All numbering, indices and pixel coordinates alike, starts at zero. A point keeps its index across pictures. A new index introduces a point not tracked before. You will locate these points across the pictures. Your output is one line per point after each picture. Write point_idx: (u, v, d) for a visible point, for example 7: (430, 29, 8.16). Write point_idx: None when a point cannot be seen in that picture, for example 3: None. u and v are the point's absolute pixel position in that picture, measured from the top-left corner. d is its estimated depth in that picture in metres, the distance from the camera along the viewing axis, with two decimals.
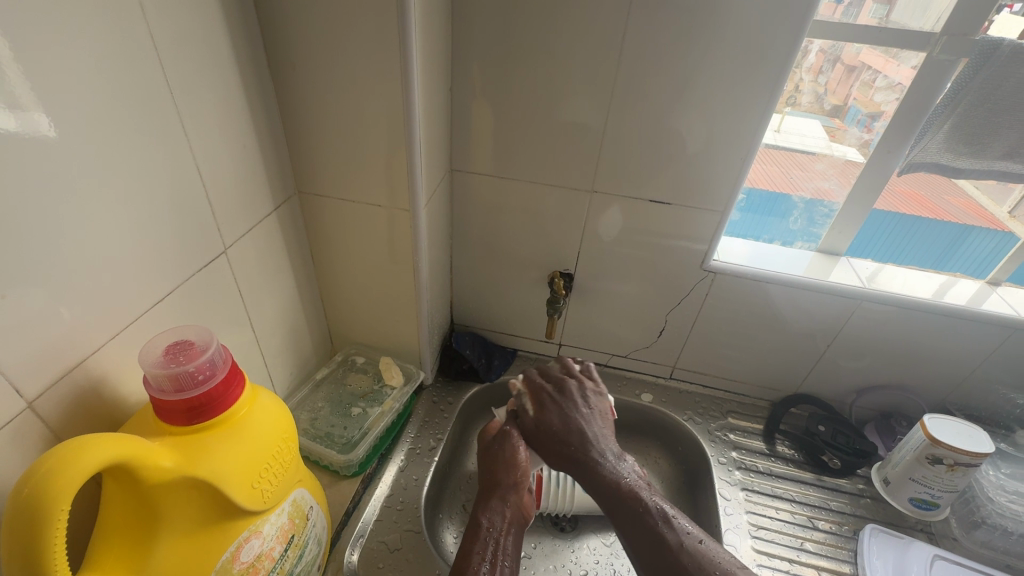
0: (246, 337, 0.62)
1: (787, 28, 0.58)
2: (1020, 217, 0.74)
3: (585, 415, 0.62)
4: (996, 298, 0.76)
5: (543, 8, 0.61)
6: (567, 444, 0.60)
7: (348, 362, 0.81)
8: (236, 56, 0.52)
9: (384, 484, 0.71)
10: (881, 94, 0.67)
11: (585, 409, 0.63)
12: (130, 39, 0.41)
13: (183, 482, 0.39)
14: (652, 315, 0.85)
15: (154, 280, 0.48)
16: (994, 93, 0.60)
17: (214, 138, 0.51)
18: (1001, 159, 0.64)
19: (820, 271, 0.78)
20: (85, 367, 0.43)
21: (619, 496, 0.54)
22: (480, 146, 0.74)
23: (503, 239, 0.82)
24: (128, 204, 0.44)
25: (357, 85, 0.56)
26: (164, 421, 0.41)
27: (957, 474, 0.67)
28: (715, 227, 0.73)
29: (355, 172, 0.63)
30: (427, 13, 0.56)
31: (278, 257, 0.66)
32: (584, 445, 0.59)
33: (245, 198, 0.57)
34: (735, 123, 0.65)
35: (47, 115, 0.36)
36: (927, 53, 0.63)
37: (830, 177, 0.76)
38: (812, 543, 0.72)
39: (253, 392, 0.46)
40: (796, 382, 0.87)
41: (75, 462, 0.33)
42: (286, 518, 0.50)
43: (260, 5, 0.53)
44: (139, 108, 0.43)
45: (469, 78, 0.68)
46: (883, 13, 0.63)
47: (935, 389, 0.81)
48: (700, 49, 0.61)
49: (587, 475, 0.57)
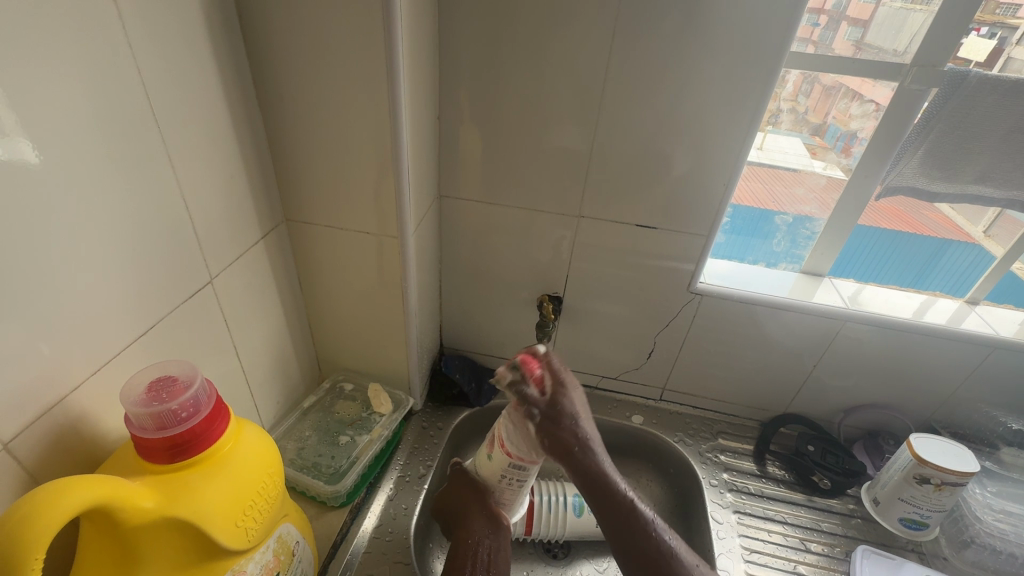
0: (232, 366, 0.61)
1: (765, 58, 0.60)
2: (995, 237, 0.76)
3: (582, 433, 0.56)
4: (975, 316, 0.78)
5: (528, 38, 0.63)
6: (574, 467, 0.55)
7: (336, 389, 0.81)
8: (224, 89, 0.53)
9: (373, 514, 0.70)
10: (857, 120, 0.69)
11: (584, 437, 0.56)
12: (118, 71, 0.41)
13: (162, 523, 0.38)
14: (641, 337, 0.85)
15: (139, 313, 0.47)
16: (963, 120, 0.62)
17: (199, 169, 0.51)
18: (974, 183, 0.66)
19: (804, 292, 0.79)
20: (65, 406, 0.42)
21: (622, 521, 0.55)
22: (469, 172, 0.74)
23: (492, 263, 0.82)
24: (109, 237, 0.43)
25: (346, 116, 0.57)
26: (145, 460, 0.40)
27: (944, 493, 0.68)
28: (701, 250, 0.74)
29: (343, 200, 0.63)
30: (414, 44, 0.57)
31: (266, 285, 0.65)
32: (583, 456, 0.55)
33: (231, 228, 0.57)
34: (717, 149, 0.67)
35: (30, 141, 0.36)
36: (899, 83, 0.65)
37: (810, 203, 0.77)
38: (805, 566, 0.72)
39: (238, 426, 0.45)
40: (785, 402, 0.87)
41: (50, 509, 0.32)
42: (270, 555, 0.49)
43: (249, 40, 0.54)
44: (127, 138, 0.43)
45: (456, 107, 0.70)
46: (857, 36, 0.65)
47: (920, 408, 0.82)
48: (681, 81, 0.63)
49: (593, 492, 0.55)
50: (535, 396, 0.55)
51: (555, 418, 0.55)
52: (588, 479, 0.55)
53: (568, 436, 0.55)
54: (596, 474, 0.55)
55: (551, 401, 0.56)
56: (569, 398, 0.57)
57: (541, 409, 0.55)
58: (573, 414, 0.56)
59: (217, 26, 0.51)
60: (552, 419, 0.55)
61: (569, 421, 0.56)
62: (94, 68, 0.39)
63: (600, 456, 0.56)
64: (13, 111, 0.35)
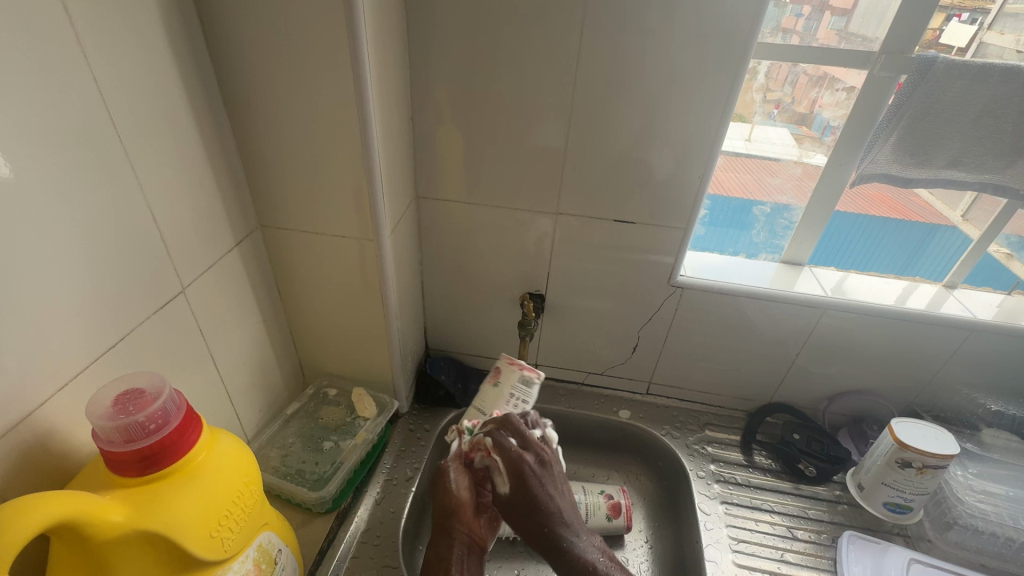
0: (210, 376, 0.61)
1: (734, 51, 0.60)
2: (973, 220, 0.76)
3: (551, 492, 0.57)
4: (953, 300, 0.78)
5: (499, 37, 0.63)
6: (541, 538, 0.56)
7: (320, 395, 0.80)
8: (189, 96, 0.52)
9: (360, 519, 0.70)
10: (830, 110, 0.70)
11: (552, 491, 0.58)
12: (74, 80, 0.41)
13: (133, 536, 0.38)
14: (625, 332, 0.85)
15: (107, 326, 0.47)
16: (933, 106, 0.62)
17: (167, 177, 0.51)
18: (946, 168, 0.67)
19: (785, 281, 0.80)
20: (32, 422, 0.41)
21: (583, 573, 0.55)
22: (446, 172, 0.74)
23: (474, 263, 0.82)
24: (73, 249, 0.43)
25: (315, 121, 0.57)
26: (115, 474, 0.40)
27: (926, 476, 0.69)
28: (680, 243, 0.74)
29: (318, 205, 0.63)
30: (381, 47, 0.57)
31: (242, 292, 0.65)
32: (554, 529, 0.56)
33: (202, 235, 0.57)
34: (690, 143, 0.67)
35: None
36: (869, 71, 0.65)
37: (787, 192, 0.78)
38: (793, 554, 0.72)
39: (212, 435, 0.45)
40: (770, 392, 0.88)
41: (13, 525, 0.32)
42: (251, 565, 0.48)
43: (213, 47, 0.54)
44: (88, 149, 0.43)
45: (430, 108, 0.69)
46: (841, 25, 0.65)
47: (902, 392, 0.83)
48: (652, 76, 0.63)
49: (559, 556, 0.56)
50: (499, 482, 0.57)
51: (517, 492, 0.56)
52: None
53: (541, 526, 0.56)
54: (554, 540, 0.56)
55: (519, 487, 0.56)
56: (544, 478, 0.58)
57: (506, 495, 0.57)
58: (543, 497, 0.56)
59: (179, 33, 0.50)
60: (520, 508, 0.56)
61: (542, 494, 0.57)
62: (51, 81, 0.39)
63: (557, 503, 0.57)
64: None
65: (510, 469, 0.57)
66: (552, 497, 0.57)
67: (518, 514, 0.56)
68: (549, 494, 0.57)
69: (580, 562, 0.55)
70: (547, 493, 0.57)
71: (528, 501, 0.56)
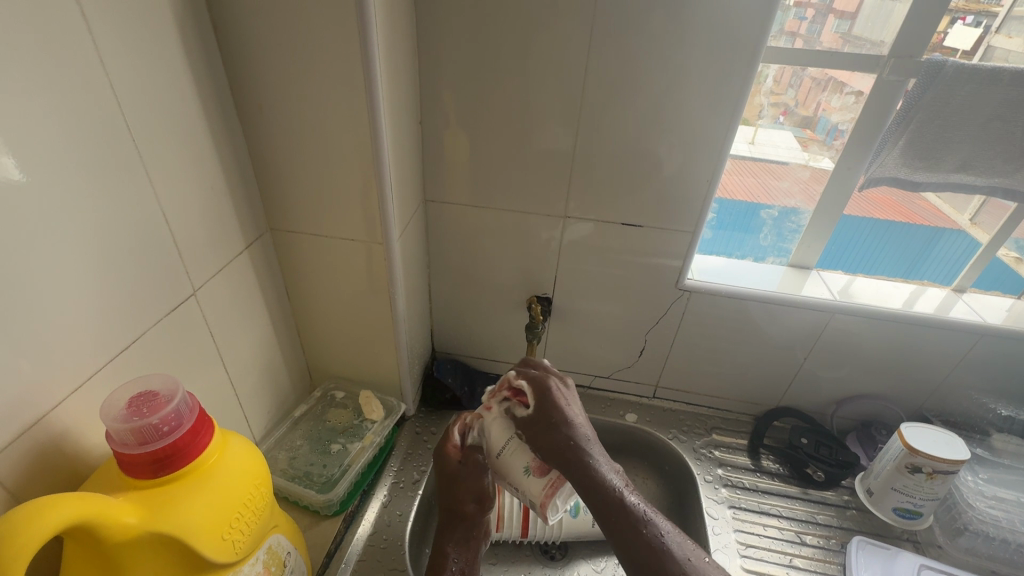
0: (219, 378, 0.61)
1: (742, 55, 0.60)
2: (981, 224, 0.76)
3: (573, 416, 0.58)
4: (962, 304, 0.78)
5: (507, 42, 0.63)
6: (562, 454, 0.55)
7: (327, 398, 0.80)
8: (201, 101, 0.53)
9: (367, 522, 0.70)
10: (837, 113, 0.70)
11: (573, 414, 0.59)
12: (90, 85, 0.41)
13: (147, 538, 0.38)
14: (632, 335, 0.85)
15: (120, 328, 0.47)
16: (942, 110, 0.62)
17: (179, 180, 0.51)
18: (955, 172, 0.66)
19: (792, 285, 0.79)
20: (46, 424, 0.42)
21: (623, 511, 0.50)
22: (454, 176, 0.74)
23: (481, 266, 0.82)
24: (88, 253, 0.43)
25: (326, 126, 0.57)
26: (129, 475, 0.40)
27: (936, 481, 0.68)
28: (688, 246, 0.74)
29: (328, 209, 0.63)
30: (391, 51, 0.57)
31: (251, 295, 0.65)
32: (575, 445, 0.55)
33: (213, 239, 0.57)
34: (699, 146, 0.67)
35: (14, 159, 0.36)
36: (878, 75, 0.65)
37: (796, 196, 0.78)
38: (802, 559, 0.72)
39: (223, 438, 0.46)
40: (777, 396, 0.88)
41: (29, 527, 0.32)
42: (260, 567, 0.49)
43: (226, 52, 0.54)
44: (102, 153, 0.43)
45: (438, 112, 0.70)
46: (845, 28, 0.65)
47: (911, 397, 0.82)
48: (660, 80, 0.63)
49: (577, 474, 0.54)
50: (518, 410, 0.60)
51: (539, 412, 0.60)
52: (581, 476, 0.53)
53: (561, 438, 0.56)
54: (575, 454, 0.55)
55: (537, 409, 0.59)
56: (563, 399, 0.60)
57: (523, 420, 0.60)
58: (560, 410, 0.59)
59: (192, 38, 0.51)
60: (541, 423, 0.58)
61: (560, 410, 0.58)
62: (67, 85, 0.39)
63: (575, 426, 0.57)
64: None
65: (529, 395, 0.61)
66: (569, 413, 0.58)
67: (539, 431, 0.58)
68: (569, 411, 0.59)
69: (599, 481, 0.52)
70: (564, 413, 0.58)
71: (545, 417, 0.58)
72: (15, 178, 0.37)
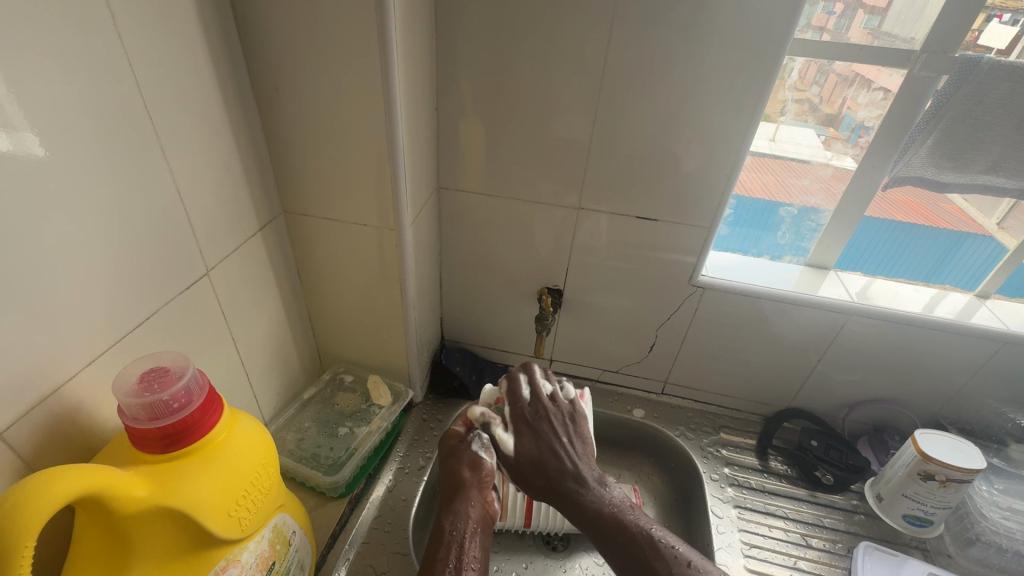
0: (230, 357, 0.61)
1: (769, 47, 0.59)
2: (1009, 229, 0.73)
3: (562, 443, 0.62)
4: (986, 311, 0.76)
5: (527, 28, 0.62)
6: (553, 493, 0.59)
7: (336, 381, 0.81)
8: (218, 80, 0.53)
9: (372, 505, 0.70)
10: (864, 111, 0.68)
11: (563, 438, 0.62)
12: (109, 62, 0.41)
13: (155, 512, 0.39)
14: (643, 331, 0.85)
15: (134, 305, 0.47)
16: (974, 109, 0.60)
17: (194, 160, 0.51)
18: (984, 173, 0.64)
19: (809, 284, 0.78)
20: (60, 396, 0.42)
21: (603, 528, 0.55)
22: (468, 165, 0.74)
23: (493, 256, 0.82)
24: (105, 228, 0.44)
25: (342, 110, 0.57)
26: (139, 450, 0.41)
27: (949, 490, 0.67)
28: (704, 242, 0.73)
29: (341, 194, 0.63)
30: (410, 35, 0.56)
31: (264, 276, 0.65)
32: (562, 476, 0.59)
33: (227, 219, 0.57)
34: (719, 140, 0.65)
35: (36, 133, 0.37)
36: (908, 71, 0.63)
37: (816, 194, 0.76)
38: (806, 562, 0.71)
39: (232, 417, 0.46)
40: (789, 397, 0.86)
41: (43, 493, 0.33)
42: (266, 545, 0.49)
43: (243, 31, 0.54)
44: (119, 130, 0.43)
45: (455, 99, 0.69)
46: (874, 24, 0.63)
47: (927, 404, 0.81)
48: (683, 71, 0.62)
49: (571, 506, 0.58)
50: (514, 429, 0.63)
51: (535, 452, 0.61)
52: (587, 519, 0.56)
53: (553, 483, 0.59)
54: (567, 492, 0.58)
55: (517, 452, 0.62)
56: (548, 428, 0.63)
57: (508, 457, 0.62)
58: (557, 459, 0.60)
59: (210, 16, 0.50)
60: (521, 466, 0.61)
61: (536, 444, 0.62)
62: (89, 60, 0.40)
63: (557, 448, 0.61)
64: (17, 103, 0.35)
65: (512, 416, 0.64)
66: (555, 452, 0.61)
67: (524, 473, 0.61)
68: (553, 440, 0.62)
69: (591, 504, 0.57)
70: (564, 443, 0.62)
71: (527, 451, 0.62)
72: (36, 152, 0.37)
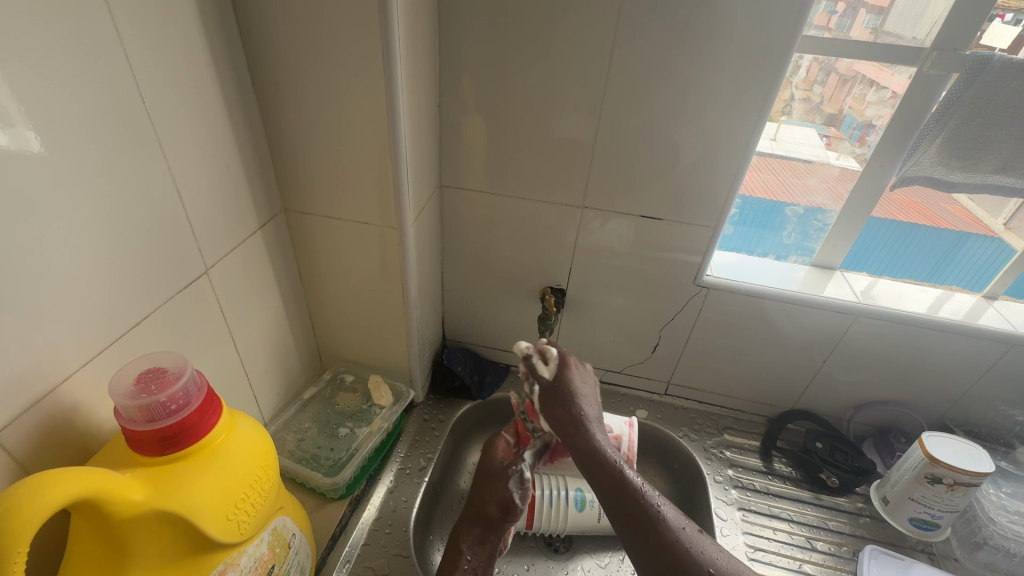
0: (229, 357, 0.61)
1: (777, 44, 0.58)
2: (1015, 229, 0.73)
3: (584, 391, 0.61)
4: (993, 312, 0.75)
5: (531, 24, 0.61)
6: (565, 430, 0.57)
7: (337, 380, 0.81)
8: (218, 77, 0.52)
9: (373, 506, 0.70)
10: (873, 107, 0.66)
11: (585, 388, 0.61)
12: (107, 58, 0.40)
13: (153, 516, 0.38)
14: (646, 331, 0.84)
15: (132, 305, 0.47)
16: (984, 108, 0.59)
17: (194, 158, 0.51)
18: (994, 173, 0.63)
19: (815, 285, 0.77)
20: (56, 397, 0.42)
21: (604, 472, 0.52)
22: (470, 163, 0.73)
23: (495, 255, 0.81)
24: (102, 226, 0.43)
25: (343, 107, 0.56)
26: (136, 452, 0.40)
27: (957, 493, 0.66)
28: (709, 242, 0.72)
29: (342, 192, 0.62)
30: (412, 31, 0.55)
31: (264, 275, 0.65)
32: (576, 414, 0.58)
33: (226, 217, 0.56)
34: (725, 139, 0.64)
35: (34, 131, 0.36)
36: (917, 69, 0.62)
37: (822, 193, 0.74)
38: (811, 565, 0.71)
39: (231, 419, 0.46)
40: (793, 399, 0.86)
41: (38, 497, 0.32)
42: (265, 548, 0.49)
43: (243, 27, 0.53)
44: (118, 127, 0.42)
45: (458, 97, 0.68)
46: (875, 24, 0.62)
47: (933, 406, 0.80)
48: (689, 69, 0.61)
49: (578, 447, 0.56)
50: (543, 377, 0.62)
51: (559, 395, 0.60)
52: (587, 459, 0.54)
53: (567, 413, 0.58)
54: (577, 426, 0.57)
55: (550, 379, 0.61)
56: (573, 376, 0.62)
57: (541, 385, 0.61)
58: (579, 402, 0.59)
59: (211, 12, 0.50)
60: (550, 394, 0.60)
61: (563, 381, 0.61)
62: (87, 55, 0.39)
63: (577, 391, 0.60)
64: (15, 100, 0.35)
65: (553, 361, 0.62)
66: (579, 394, 0.60)
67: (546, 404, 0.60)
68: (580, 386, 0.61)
69: (596, 449, 0.54)
70: (586, 395, 0.61)
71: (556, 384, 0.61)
72: (33, 149, 0.37)
